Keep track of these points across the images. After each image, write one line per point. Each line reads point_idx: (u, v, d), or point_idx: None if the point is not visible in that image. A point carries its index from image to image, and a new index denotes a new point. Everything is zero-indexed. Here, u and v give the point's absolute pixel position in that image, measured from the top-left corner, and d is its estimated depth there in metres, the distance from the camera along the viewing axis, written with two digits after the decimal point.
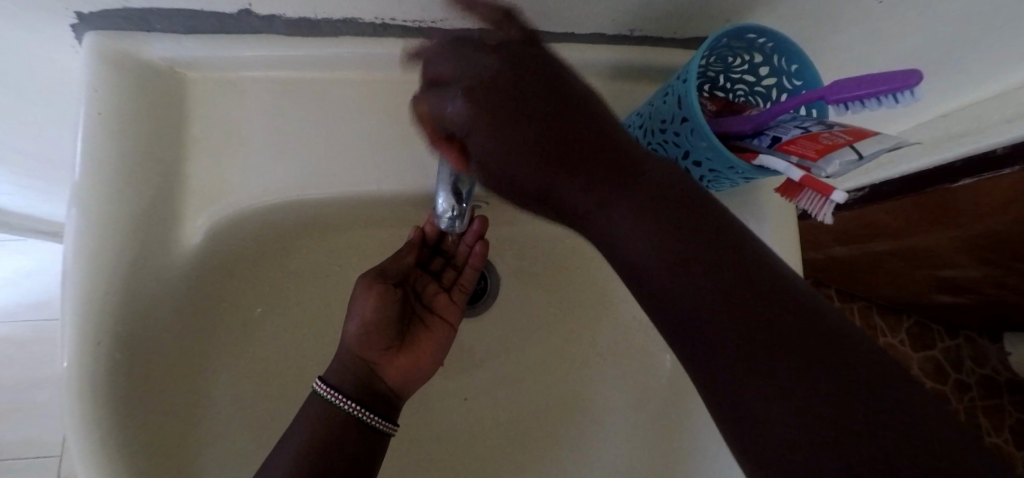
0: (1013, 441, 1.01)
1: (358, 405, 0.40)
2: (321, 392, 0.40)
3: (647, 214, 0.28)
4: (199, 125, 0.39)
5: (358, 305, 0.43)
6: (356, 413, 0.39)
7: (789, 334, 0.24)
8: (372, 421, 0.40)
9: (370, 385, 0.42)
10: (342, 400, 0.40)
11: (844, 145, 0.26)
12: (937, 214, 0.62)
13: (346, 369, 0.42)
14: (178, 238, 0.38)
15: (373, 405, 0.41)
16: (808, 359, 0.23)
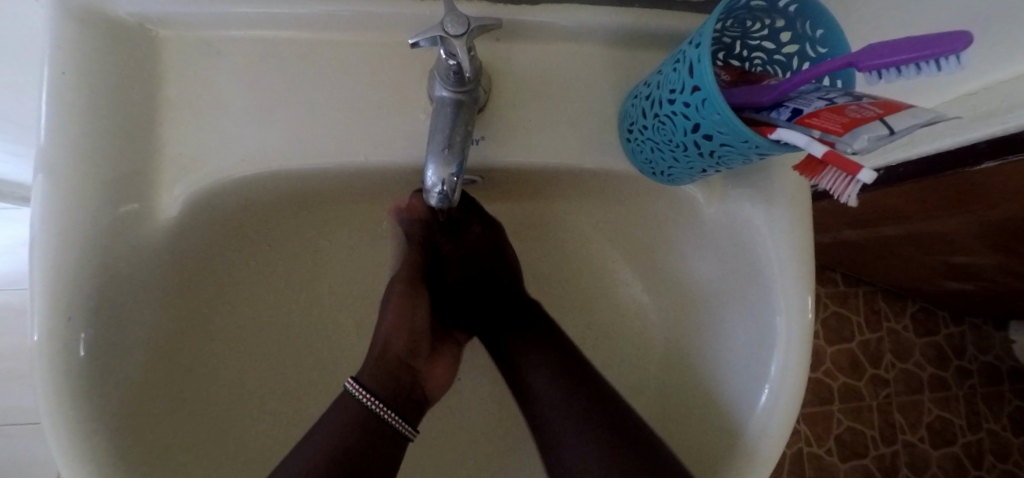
0: (1010, 428, 1.00)
1: (394, 414, 0.39)
2: (355, 393, 0.38)
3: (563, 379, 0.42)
4: (175, 88, 0.36)
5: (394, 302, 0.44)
6: (390, 419, 0.39)
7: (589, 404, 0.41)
8: (403, 428, 0.39)
9: (403, 394, 0.41)
10: (373, 403, 0.38)
11: (874, 118, 0.23)
12: (953, 199, 0.60)
13: (377, 371, 0.41)
14: (152, 208, 0.35)
15: (400, 410, 0.40)
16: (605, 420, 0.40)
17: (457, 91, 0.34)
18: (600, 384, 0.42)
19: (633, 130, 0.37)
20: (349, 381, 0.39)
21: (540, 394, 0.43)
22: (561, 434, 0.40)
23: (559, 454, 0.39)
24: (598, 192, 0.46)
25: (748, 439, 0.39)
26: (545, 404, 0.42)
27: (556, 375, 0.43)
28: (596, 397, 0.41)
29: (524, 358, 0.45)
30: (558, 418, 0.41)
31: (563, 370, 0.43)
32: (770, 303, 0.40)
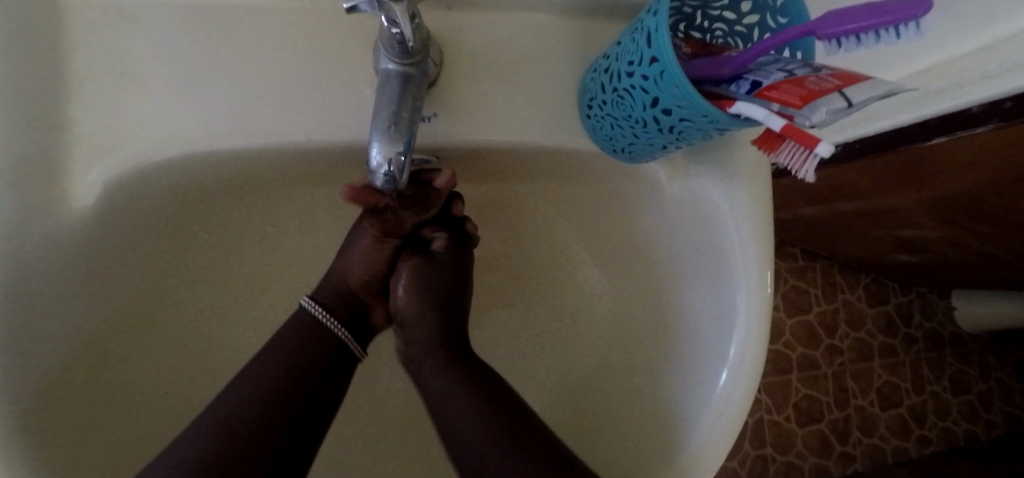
0: (950, 389, 1.06)
1: (346, 332, 0.43)
2: (310, 308, 0.42)
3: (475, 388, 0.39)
4: (87, 58, 0.32)
5: (361, 241, 0.43)
6: (342, 336, 0.42)
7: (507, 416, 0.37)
8: (352, 344, 0.43)
9: (358, 316, 0.45)
10: (326, 318, 0.42)
11: (833, 89, 0.23)
12: (903, 173, 0.61)
13: (338, 295, 0.43)
14: (64, 194, 0.32)
15: (353, 329, 0.44)
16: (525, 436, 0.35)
17: (403, 63, 0.32)
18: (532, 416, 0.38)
19: (592, 106, 0.36)
20: (305, 298, 0.42)
21: (462, 440, 0.36)
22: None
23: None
24: (556, 171, 0.45)
25: (708, 414, 0.40)
26: (472, 454, 0.35)
27: (487, 419, 0.37)
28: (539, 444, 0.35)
29: (448, 397, 0.39)
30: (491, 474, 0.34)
31: (485, 396, 0.38)
32: (732, 282, 0.40)
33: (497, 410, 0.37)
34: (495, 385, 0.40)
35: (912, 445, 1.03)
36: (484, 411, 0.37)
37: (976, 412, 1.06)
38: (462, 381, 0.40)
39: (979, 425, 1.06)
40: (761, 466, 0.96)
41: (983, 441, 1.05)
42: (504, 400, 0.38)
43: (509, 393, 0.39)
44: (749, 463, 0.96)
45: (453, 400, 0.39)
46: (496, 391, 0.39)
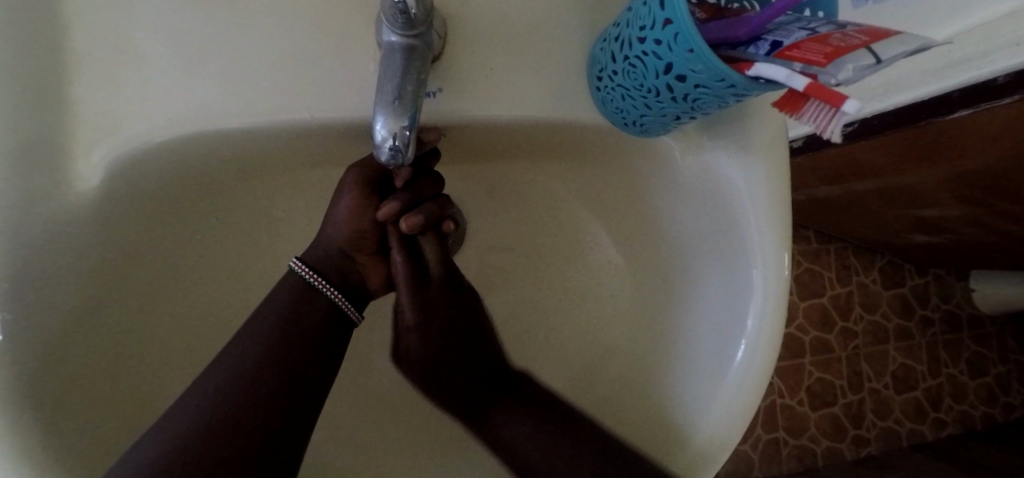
0: (967, 372, 1.04)
1: (342, 296, 0.40)
2: (301, 271, 0.39)
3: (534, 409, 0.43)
4: (81, 36, 0.31)
5: (346, 199, 0.39)
6: (338, 301, 0.40)
7: (568, 428, 0.41)
8: (347, 308, 0.41)
9: (351, 279, 0.41)
10: (318, 281, 0.39)
11: (860, 46, 0.21)
12: (923, 148, 0.59)
13: (330, 259, 0.40)
14: (68, 176, 0.32)
15: (350, 295, 0.41)
16: (586, 440, 0.40)
17: (406, 35, 0.31)
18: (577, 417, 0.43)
19: (602, 77, 0.35)
20: (295, 260, 0.39)
21: (516, 447, 0.42)
22: None
23: None
24: (563, 149, 0.44)
25: (725, 394, 0.39)
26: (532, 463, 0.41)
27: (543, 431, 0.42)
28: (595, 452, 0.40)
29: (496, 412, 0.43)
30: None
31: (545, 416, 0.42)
32: (748, 259, 0.39)
33: (559, 423, 0.42)
34: (541, 396, 0.44)
35: (928, 428, 1.01)
36: (550, 430, 0.41)
37: (993, 395, 1.04)
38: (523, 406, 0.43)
39: (997, 408, 1.04)
40: (774, 450, 0.95)
41: (1001, 423, 1.03)
42: (556, 409, 0.43)
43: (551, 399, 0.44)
44: (761, 448, 0.96)
45: (527, 428, 0.42)
46: (545, 404, 0.43)
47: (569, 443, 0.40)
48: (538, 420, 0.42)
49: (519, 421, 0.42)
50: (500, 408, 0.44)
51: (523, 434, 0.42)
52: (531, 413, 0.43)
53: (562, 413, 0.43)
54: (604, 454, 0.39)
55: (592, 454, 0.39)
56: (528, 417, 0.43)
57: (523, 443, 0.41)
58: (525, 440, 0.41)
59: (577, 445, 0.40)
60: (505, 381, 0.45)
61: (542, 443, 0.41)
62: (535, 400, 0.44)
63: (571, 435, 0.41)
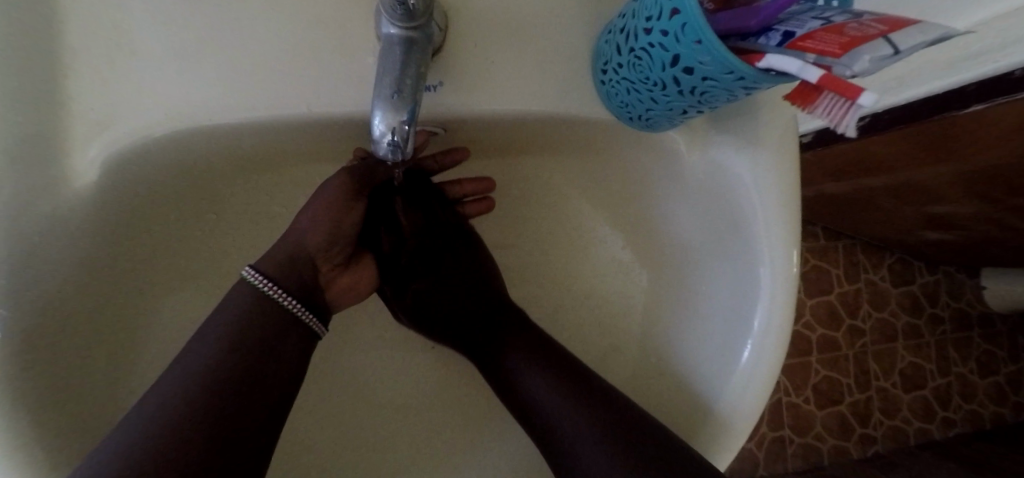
0: (976, 371, 1.02)
1: (303, 306, 0.35)
2: (254, 280, 0.34)
3: (545, 360, 0.42)
4: (76, 28, 0.31)
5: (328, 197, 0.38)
6: (297, 312, 0.35)
7: (583, 390, 0.40)
8: (309, 321, 0.36)
9: (310, 290, 0.37)
10: (276, 290, 0.34)
11: (877, 36, 0.20)
12: (935, 144, 0.58)
13: (289, 265, 0.36)
14: (64, 172, 0.31)
15: (312, 307, 0.37)
16: (602, 404, 0.38)
17: (405, 27, 0.30)
18: (587, 374, 0.41)
19: (607, 70, 0.34)
20: (248, 268, 0.34)
21: (532, 393, 0.41)
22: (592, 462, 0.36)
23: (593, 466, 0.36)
24: (568, 143, 0.43)
25: (732, 390, 0.38)
26: (547, 416, 0.39)
27: (563, 391, 0.40)
28: (616, 426, 0.37)
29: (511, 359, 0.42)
30: (574, 440, 0.37)
31: (557, 368, 0.41)
32: (754, 256, 0.38)
33: (573, 384, 0.40)
34: (554, 351, 0.43)
35: (936, 427, 1.00)
36: (563, 387, 0.40)
37: (1003, 394, 1.03)
38: (534, 355, 0.42)
39: (1008, 407, 1.02)
40: (779, 447, 0.94)
41: (1011, 423, 1.02)
42: (568, 367, 0.41)
43: (562, 353, 0.43)
44: (766, 445, 0.95)
45: (541, 377, 0.41)
46: (556, 360, 0.42)
47: (584, 404, 0.39)
48: (551, 369, 0.41)
49: (532, 370, 0.41)
50: (513, 355, 0.43)
51: (536, 382, 0.41)
52: (543, 365, 0.41)
53: (576, 373, 0.41)
54: (621, 421, 0.37)
55: (611, 418, 0.37)
56: (542, 365, 0.41)
57: (538, 394, 0.40)
58: (539, 391, 0.40)
59: (592, 408, 0.38)
60: (514, 322, 0.45)
61: (557, 397, 0.39)
62: (545, 352, 0.42)
63: (586, 398, 0.39)
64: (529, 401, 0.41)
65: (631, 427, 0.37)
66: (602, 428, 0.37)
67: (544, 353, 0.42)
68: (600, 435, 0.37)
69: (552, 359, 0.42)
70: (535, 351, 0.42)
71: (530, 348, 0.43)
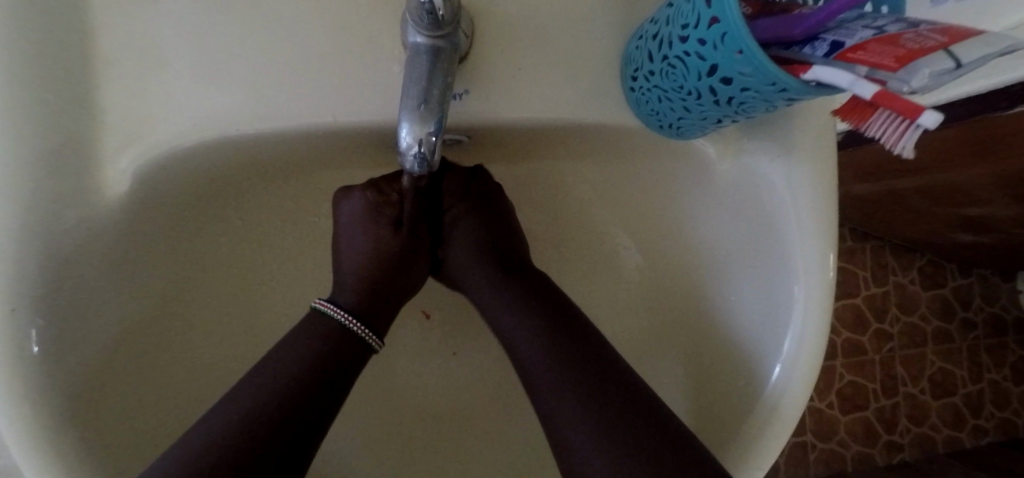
0: (1011, 378, 0.99)
1: (366, 329, 0.36)
2: (333, 313, 0.36)
3: (518, 283, 0.39)
4: (107, 40, 0.31)
5: (353, 239, 0.40)
6: (366, 337, 0.36)
7: (573, 340, 0.35)
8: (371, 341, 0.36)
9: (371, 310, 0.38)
10: (351, 321, 0.36)
11: (936, 48, 0.19)
12: (975, 145, 0.55)
13: (349, 294, 0.38)
14: (97, 182, 0.31)
15: (375, 328, 0.37)
16: (598, 366, 0.33)
17: (432, 36, 0.29)
18: (571, 312, 0.38)
19: (637, 77, 0.33)
20: (321, 301, 0.36)
21: (500, 308, 0.39)
22: (555, 397, 0.32)
23: (556, 402, 0.32)
24: (595, 147, 0.42)
25: (767, 399, 0.37)
26: (541, 384, 0.33)
27: (569, 367, 0.33)
28: (632, 423, 0.30)
29: (509, 313, 0.38)
30: (534, 365, 0.35)
31: (534, 296, 0.39)
32: (788, 267, 0.37)
33: (554, 320, 0.37)
34: (541, 287, 0.39)
35: (968, 436, 0.97)
36: (533, 311, 0.37)
37: None
38: (508, 278, 0.40)
39: None
40: (801, 453, 0.92)
41: None
42: (551, 305, 0.38)
43: (554, 293, 0.39)
44: (787, 450, 0.93)
45: (511, 297, 0.39)
46: (536, 293, 0.39)
47: (565, 349, 0.35)
48: (521, 288, 0.39)
49: (498, 288, 0.40)
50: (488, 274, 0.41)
51: (504, 299, 0.39)
52: (517, 289, 0.39)
53: (564, 316, 0.37)
54: (619, 388, 0.32)
55: (608, 380, 0.33)
56: (513, 282, 0.40)
57: (513, 313, 0.38)
58: (505, 310, 0.38)
59: (581, 361, 0.34)
60: (511, 240, 0.43)
61: (523, 321, 0.37)
62: (522, 279, 0.40)
63: (574, 346, 0.35)
64: (503, 328, 0.38)
65: (631, 400, 0.31)
66: (592, 389, 0.32)
67: (520, 277, 0.40)
68: (583, 388, 0.32)
69: (525, 282, 0.40)
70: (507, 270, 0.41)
71: (505, 268, 0.41)
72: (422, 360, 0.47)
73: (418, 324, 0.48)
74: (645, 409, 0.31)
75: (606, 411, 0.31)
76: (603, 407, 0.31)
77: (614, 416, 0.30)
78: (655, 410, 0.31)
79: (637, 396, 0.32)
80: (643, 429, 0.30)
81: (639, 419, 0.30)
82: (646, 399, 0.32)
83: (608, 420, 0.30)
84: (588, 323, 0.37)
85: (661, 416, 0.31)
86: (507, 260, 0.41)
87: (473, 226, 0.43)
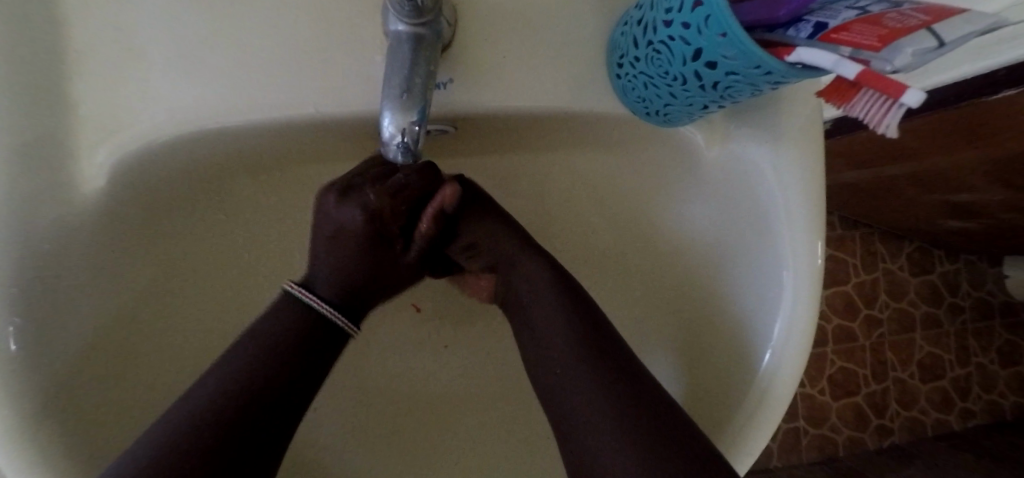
0: (998, 362, 1.00)
1: (337, 312, 0.38)
2: (299, 293, 0.37)
3: (543, 271, 0.40)
4: (80, 31, 0.30)
5: (338, 230, 0.39)
6: (335, 319, 0.37)
7: (586, 326, 0.37)
8: (340, 322, 0.38)
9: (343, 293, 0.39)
10: (322, 306, 0.37)
11: (919, 27, 0.19)
12: (961, 131, 0.55)
13: (324, 276, 0.39)
14: (73, 177, 0.30)
15: (345, 311, 0.39)
16: (605, 360, 0.35)
17: (413, 23, 0.29)
18: (587, 300, 0.39)
19: (623, 64, 0.32)
20: (291, 284, 0.37)
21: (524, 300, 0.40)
22: (565, 384, 0.34)
23: (566, 390, 0.34)
24: (583, 137, 0.41)
25: (757, 386, 0.37)
26: (556, 372, 0.35)
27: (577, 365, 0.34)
28: (637, 413, 0.31)
29: (533, 304, 0.40)
30: (551, 354, 0.36)
31: (555, 284, 0.40)
32: (779, 253, 0.37)
33: (574, 307, 0.38)
34: (563, 273, 0.41)
35: (956, 419, 0.98)
36: (551, 300, 0.39)
37: None
38: (533, 265, 0.41)
39: None
40: (793, 439, 0.93)
41: None
42: (570, 291, 0.39)
43: (572, 278, 0.40)
44: (779, 436, 0.94)
45: (531, 287, 0.40)
46: (557, 279, 0.40)
47: (577, 336, 0.36)
48: (540, 277, 0.40)
49: (523, 278, 0.41)
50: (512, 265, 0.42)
51: (529, 289, 0.40)
52: (541, 277, 0.40)
53: (581, 302, 0.39)
54: (624, 381, 0.33)
55: (609, 370, 0.34)
56: (533, 271, 0.41)
57: (534, 305, 0.40)
58: (530, 300, 0.40)
59: (591, 350, 0.35)
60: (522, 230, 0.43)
61: (545, 310, 0.38)
62: (548, 265, 0.41)
63: (585, 332, 0.36)
64: (528, 316, 0.40)
65: (634, 393, 0.32)
66: (597, 382, 0.33)
67: (544, 264, 0.41)
68: (589, 377, 0.34)
69: (545, 269, 0.41)
70: (529, 256, 0.41)
71: (528, 255, 0.41)
72: (412, 353, 0.46)
73: (407, 317, 0.47)
74: (645, 399, 0.32)
75: (608, 402, 0.32)
76: (607, 398, 0.32)
77: (616, 406, 0.32)
78: (655, 399, 0.32)
79: (640, 388, 0.33)
80: (644, 421, 0.31)
81: (641, 410, 0.31)
82: (645, 389, 0.33)
83: (608, 412, 0.31)
84: (600, 309, 0.39)
85: (661, 409, 0.32)
86: (531, 247, 0.42)
87: (484, 227, 0.43)
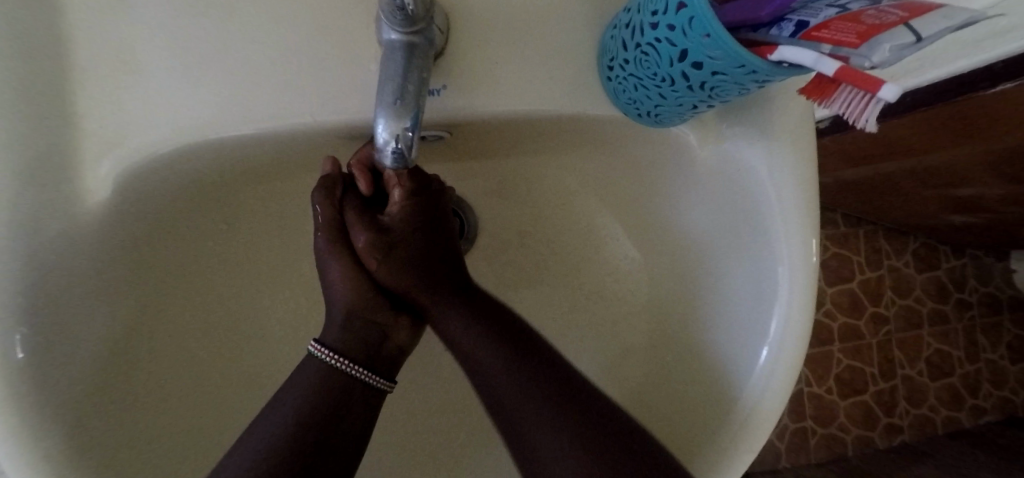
0: (1008, 356, 0.99)
1: (367, 371, 0.36)
2: (323, 356, 0.35)
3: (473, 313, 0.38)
4: (83, 49, 0.31)
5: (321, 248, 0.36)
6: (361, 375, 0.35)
7: (539, 373, 0.35)
8: (367, 378, 0.36)
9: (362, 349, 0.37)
10: (341, 362, 0.35)
11: (896, 23, 0.19)
12: (959, 125, 0.56)
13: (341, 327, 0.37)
14: (78, 189, 0.31)
15: (374, 365, 0.37)
16: (580, 404, 0.34)
17: (407, 32, 0.29)
18: (524, 335, 0.37)
19: (613, 67, 0.33)
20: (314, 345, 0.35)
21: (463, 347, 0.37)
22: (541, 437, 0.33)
23: (544, 448, 0.33)
24: (580, 139, 0.42)
25: (751, 388, 0.37)
26: (531, 429, 0.33)
27: (536, 393, 0.34)
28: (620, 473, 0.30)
29: (479, 352, 0.37)
30: (515, 405, 0.34)
31: (492, 324, 0.38)
32: (773, 252, 0.37)
33: (513, 351, 0.36)
34: (492, 314, 0.38)
35: (966, 416, 0.97)
36: (494, 346, 0.36)
37: None
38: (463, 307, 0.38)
39: None
40: (801, 438, 0.93)
41: None
42: (506, 335, 0.37)
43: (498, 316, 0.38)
44: (788, 436, 0.93)
45: (468, 329, 0.37)
46: (487, 320, 0.38)
47: (532, 386, 0.34)
48: (475, 314, 0.38)
49: (455, 321, 0.38)
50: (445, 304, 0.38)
51: (464, 333, 0.37)
52: (476, 321, 0.38)
53: (521, 344, 0.37)
54: (604, 439, 0.32)
55: (592, 424, 0.33)
56: (467, 311, 0.38)
57: (482, 348, 0.37)
58: (466, 345, 0.37)
59: (566, 401, 0.34)
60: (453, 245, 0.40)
61: (487, 362, 0.36)
62: (473, 302, 0.39)
63: (539, 381, 0.35)
64: (472, 365, 0.37)
65: (614, 456, 0.31)
66: (576, 438, 0.32)
67: (475, 306, 0.38)
68: (578, 433, 0.32)
69: (474, 308, 0.38)
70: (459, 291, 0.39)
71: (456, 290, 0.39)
72: (415, 357, 0.47)
73: None
74: (627, 457, 0.31)
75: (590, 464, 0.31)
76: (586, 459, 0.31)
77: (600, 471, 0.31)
78: (639, 451, 0.32)
79: (621, 444, 0.32)
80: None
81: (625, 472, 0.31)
82: (628, 448, 0.32)
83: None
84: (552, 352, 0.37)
85: (644, 458, 0.31)
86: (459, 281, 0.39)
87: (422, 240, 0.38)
